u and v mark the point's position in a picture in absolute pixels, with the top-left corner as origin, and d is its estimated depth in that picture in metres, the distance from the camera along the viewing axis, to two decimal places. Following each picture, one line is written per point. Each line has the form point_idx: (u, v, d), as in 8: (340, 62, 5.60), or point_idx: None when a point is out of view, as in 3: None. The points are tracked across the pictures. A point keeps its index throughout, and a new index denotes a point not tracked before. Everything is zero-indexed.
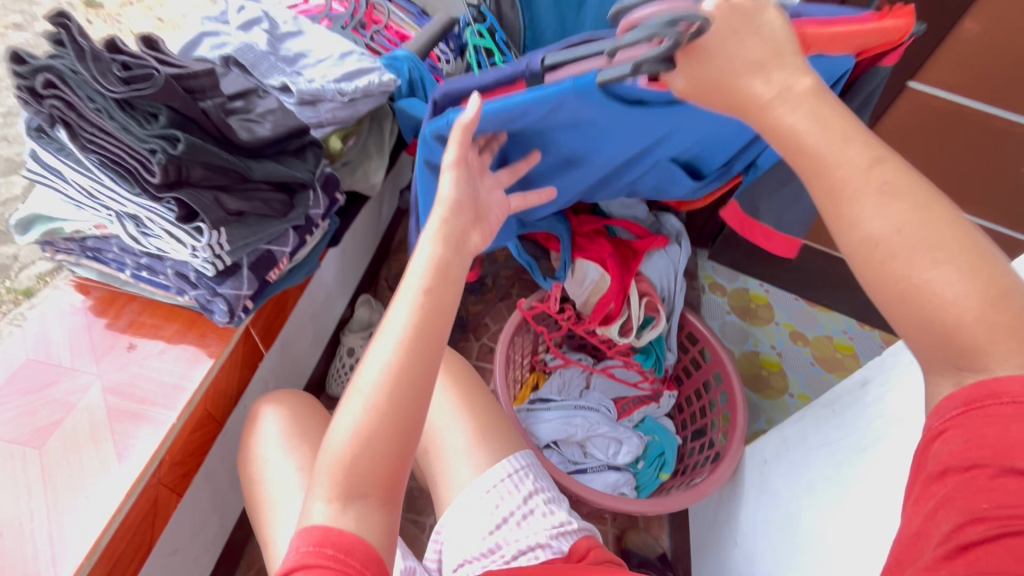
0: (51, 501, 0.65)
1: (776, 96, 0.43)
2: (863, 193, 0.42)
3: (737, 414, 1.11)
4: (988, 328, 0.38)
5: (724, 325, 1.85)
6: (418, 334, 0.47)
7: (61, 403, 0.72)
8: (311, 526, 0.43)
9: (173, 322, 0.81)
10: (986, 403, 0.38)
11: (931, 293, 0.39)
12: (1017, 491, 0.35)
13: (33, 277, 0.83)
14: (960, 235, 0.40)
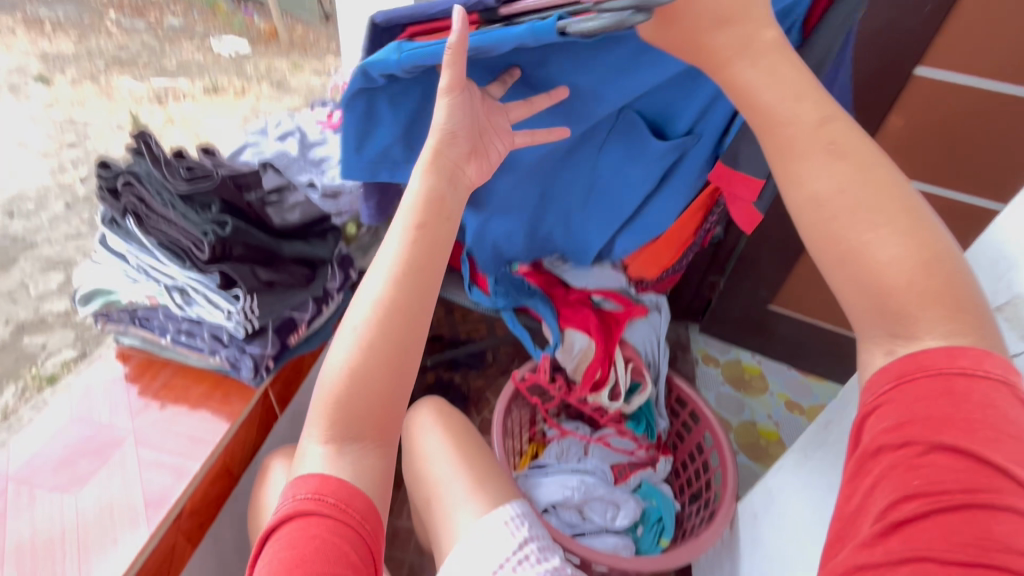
0: (83, 545, 0.72)
1: (735, 53, 0.53)
2: (810, 151, 0.51)
3: (727, 474, 1.15)
4: (917, 294, 0.47)
5: (720, 396, 1.89)
6: (409, 262, 0.53)
7: (98, 453, 0.80)
8: (308, 476, 0.49)
9: (200, 384, 0.90)
10: (915, 376, 0.47)
11: (871, 255, 0.49)
12: (946, 465, 0.43)
13: (58, 364, 1.00)
14: (896, 203, 0.49)
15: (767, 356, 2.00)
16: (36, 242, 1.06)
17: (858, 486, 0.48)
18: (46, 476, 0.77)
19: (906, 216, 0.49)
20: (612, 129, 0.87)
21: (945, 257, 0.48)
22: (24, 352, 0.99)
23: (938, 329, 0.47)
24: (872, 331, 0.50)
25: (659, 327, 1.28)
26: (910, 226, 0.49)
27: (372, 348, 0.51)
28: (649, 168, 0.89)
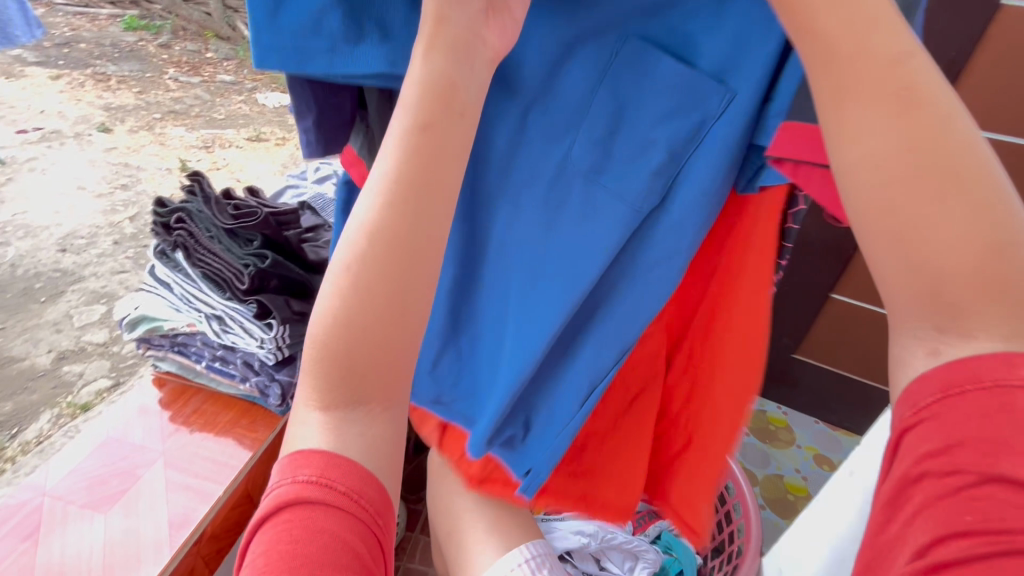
0: (109, 564, 0.73)
1: None
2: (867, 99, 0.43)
3: (751, 525, 1.11)
4: (974, 282, 0.40)
5: (744, 447, 1.83)
6: (415, 177, 0.42)
7: (129, 473, 0.83)
8: (310, 455, 0.38)
9: (229, 411, 0.94)
10: (964, 388, 0.40)
11: (925, 231, 0.41)
12: (1005, 499, 0.36)
13: (93, 393, 1.04)
14: (965, 175, 0.41)
15: (793, 408, 1.95)
16: (84, 275, 1.10)
17: (894, 514, 0.42)
18: (79, 493, 0.80)
19: (930, 167, 0.41)
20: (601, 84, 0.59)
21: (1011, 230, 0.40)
22: (62, 379, 1.01)
23: (993, 330, 0.40)
24: (914, 324, 0.43)
25: None
26: (952, 184, 0.41)
27: (355, 280, 0.40)
28: (649, 182, 0.60)
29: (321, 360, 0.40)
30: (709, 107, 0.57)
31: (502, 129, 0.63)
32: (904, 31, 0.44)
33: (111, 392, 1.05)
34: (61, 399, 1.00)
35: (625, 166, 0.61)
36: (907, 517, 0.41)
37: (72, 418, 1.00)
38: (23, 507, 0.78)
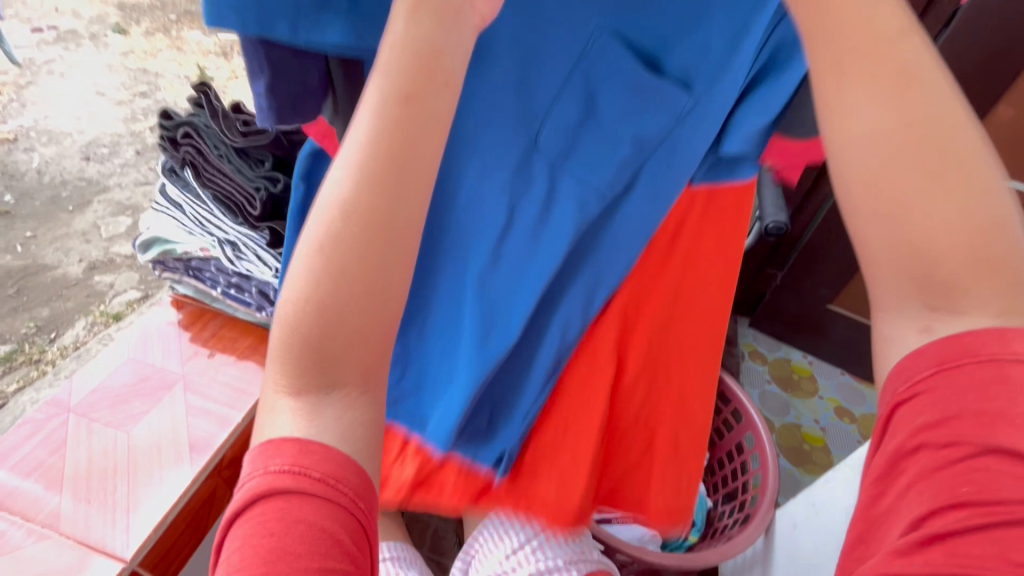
0: (132, 481, 0.74)
1: None
2: (851, 81, 0.38)
3: (767, 477, 1.09)
4: (969, 269, 0.36)
5: (765, 395, 1.81)
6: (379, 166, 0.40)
7: (149, 394, 0.83)
8: (283, 443, 0.40)
9: (246, 336, 0.93)
10: (963, 362, 0.35)
11: (919, 224, 0.36)
12: (1016, 476, 0.31)
13: (124, 303, 1.02)
14: (963, 160, 0.36)
15: (819, 358, 1.90)
16: (109, 185, 1.08)
17: (888, 487, 0.37)
18: (102, 412, 0.80)
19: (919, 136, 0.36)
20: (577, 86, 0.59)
21: (1004, 217, 0.36)
22: (94, 289, 0.99)
23: (985, 307, 0.36)
24: (904, 306, 0.38)
25: None
26: (943, 155, 0.36)
27: (326, 255, 0.39)
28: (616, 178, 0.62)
29: (293, 336, 0.40)
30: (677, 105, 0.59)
31: (482, 108, 0.60)
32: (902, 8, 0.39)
33: (141, 304, 1.02)
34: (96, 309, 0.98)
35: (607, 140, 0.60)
36: (904, 488, 0.36)
37: (105, 326, 0.98)
38: (47, 424, 0.77)
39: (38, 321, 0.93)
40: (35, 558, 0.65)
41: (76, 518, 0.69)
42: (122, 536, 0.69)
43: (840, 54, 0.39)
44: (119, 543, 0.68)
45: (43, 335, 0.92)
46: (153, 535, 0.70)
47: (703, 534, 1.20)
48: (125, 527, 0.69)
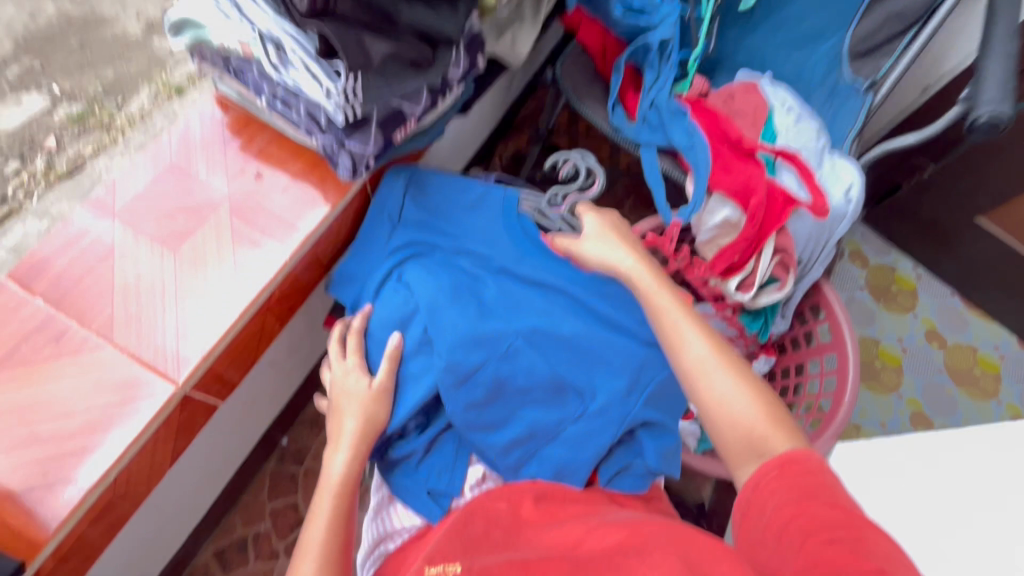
0: (177, 303, 0.71)
1: (697, 364, 0.62)
2: (707, 377, 0.61)
3: (837, 410, 1.00)
4: (754, 440, 0.56)
5: (851, 300, 1.62)
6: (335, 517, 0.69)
7: (196, 213, 0.76)
8: None
9: (298, 160, 0.81)
10: (793, 465, 0.52)
11: (742, 428, 0.57)
12: (829, 513, 0.48)
13: (184, 76, 1.06)
14: (764, 416, 0.57)
15: (931, 273, 1.66)
16: None
17: (766, 542, 0.50)
18: (149, 224, 0.74)
19: (731, 364, 0.61)
20: (497, 402, 0.76)
21: (763, 428, 0.56)
22: (153, 54, 1.07)
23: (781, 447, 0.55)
24: None
25: (835, 227, 1.01)
26: (735, 367, 0.61)
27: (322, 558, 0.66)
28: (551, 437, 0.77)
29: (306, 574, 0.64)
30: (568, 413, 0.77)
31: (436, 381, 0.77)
32: (723, 356, 0.62)
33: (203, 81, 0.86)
34: (157, 76, 1.05)
35: (523, 361, 0.77)
36: (779, 538, 0.48)
37: (168, 98, 1.04)
38: (96, 226, 0.73)
39: (103, 82, 1.03)
40: (92, 364, 0.66)
41: (130, 333, 0.68)
42: (174, 358, 0.68)
43: (713, 389, 0.60)
44: (172, 366, 0.67)
45: (110, 99, 1.02)
46: (203, 364, 0.69)
47: None
48: (177, 352, 0.68)
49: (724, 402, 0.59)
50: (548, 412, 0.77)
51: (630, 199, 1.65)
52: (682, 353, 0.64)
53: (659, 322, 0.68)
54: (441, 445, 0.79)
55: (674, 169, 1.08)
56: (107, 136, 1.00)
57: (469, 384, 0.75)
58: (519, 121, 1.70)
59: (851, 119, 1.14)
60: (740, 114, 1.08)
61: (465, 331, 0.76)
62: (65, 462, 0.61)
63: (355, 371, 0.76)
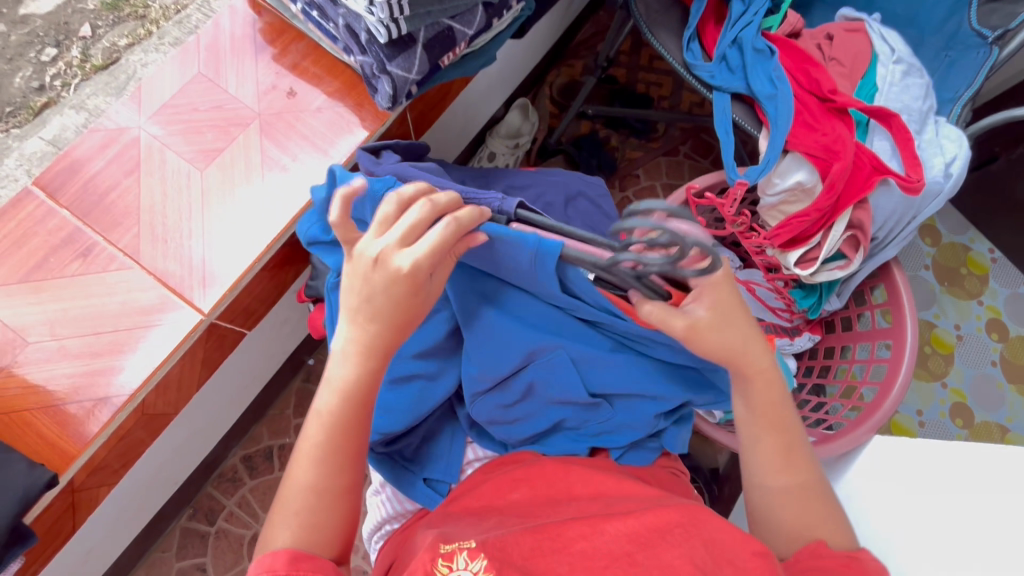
0: (204, 229, 0.67)
1: (786, 483, 0.64)
2: (788, 488, 0.63)
3: (883, 398, 0.93)
4: (819, 533, 0.62)
5: (914, 279, 1.50)
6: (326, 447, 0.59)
7: (224, 130, 0.70)
8: (275, 550, 0.54)
9: (334, 78, 0.73)
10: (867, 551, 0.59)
11: (813, 534, 0.61)
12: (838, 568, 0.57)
13: None
14: (833, 524, 0.62)
15: (1009, 258, 1.51)
16: None
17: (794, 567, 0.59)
18: (176, 138, 0.69)
19: (819, 498, 0.64)
20: (528, 403, 0.75)
21: (832, 530, 0.62)
22: None
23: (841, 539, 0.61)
24: None
25: (923, 206, 0.89)
26: (813, 486, 0.64)
27: (318, 487, 0.58)
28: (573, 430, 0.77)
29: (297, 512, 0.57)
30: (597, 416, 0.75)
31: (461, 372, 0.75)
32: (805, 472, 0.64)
33: None
34: None
35: (562, 373, 0.72)
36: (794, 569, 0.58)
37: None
38: (120, 136, 0.69)
39: None
40: (118, 284, 0.64)
41: (157, 254, 0.66)
42: (200, 286, 0.66)
43: (792, 499, 0.63)
44: (200, 293, 0.65)
45: None
46: (228, 297, 0.66)
47: None
48: (203, 278, 0.66)
49: (802, 513, 0.62)
50: (579, 413, 0.75)
51: (687, 144, 1.52)
52: (774, 476, 0.64)
53: (759, 439, 0.65)
54: (438, 433, 0.81)
55: (747, 120, 0.94)
56: (142, 29, 0.96)
57: (502, 390, 0.73)
58: (576, 45, 1.55)
59: (968, 76, 0.97)
60: (835, 61, 0.93)
61: (512, 347, 0.70)
62: (89, 382, 0.61)
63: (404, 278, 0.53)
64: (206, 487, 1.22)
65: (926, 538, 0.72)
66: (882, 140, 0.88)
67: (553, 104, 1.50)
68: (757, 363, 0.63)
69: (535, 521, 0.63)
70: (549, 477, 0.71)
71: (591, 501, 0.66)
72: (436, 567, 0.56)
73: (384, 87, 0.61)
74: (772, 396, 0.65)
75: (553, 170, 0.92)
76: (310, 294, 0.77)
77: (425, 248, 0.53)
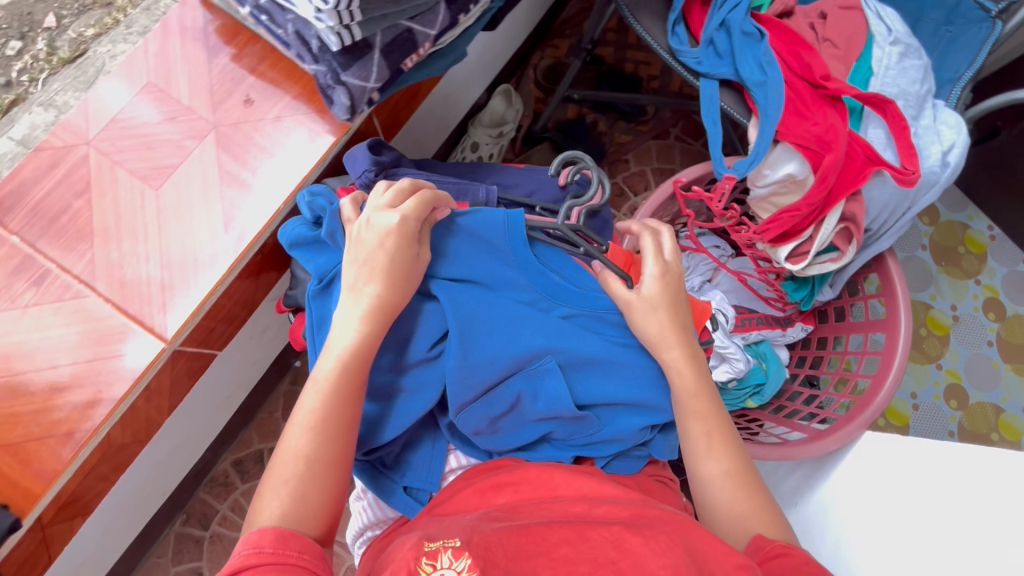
0: (162, 251, 0.64)
1: (716, 470, 0.64)
2: (718, 474, 0.64)
3: (876, 392, 0.92)
4: (754, 522, 0.61)
5: (910, 259, 1.47)
6: (322, 421, 0.57)
7: (177, 144, 0.67)
8: (258, 533, 0.51)
9: (293, 84, 0.69)
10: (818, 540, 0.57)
11: (746, 522, 0.61)
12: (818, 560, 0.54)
13: None
14: (766, 515, 0.61)
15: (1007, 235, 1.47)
16: None
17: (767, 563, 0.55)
18: (127, 154, 0.66)
19: (747, 483, 0.64)
20: (516, 411, 0.71)
21: (767, 518, 0.61)
22: None
23: (775, 529, 0.60)
24: None
25: (919, 196, 0.85)
26: (746, 475, 0.64)
27: (311, 458, 0.56)
28: (562, 440, 0.74)
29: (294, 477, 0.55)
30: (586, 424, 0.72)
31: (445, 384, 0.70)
32: (735, 459, 0.65)
33: None
34: None
35: (552, 380, 0.70)
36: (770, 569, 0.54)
37: None
38: (68, 154, 0.65)
39: None
40: (74, 315, 0.62)
41: (113, 280, 0.63)
42: (161, 311, 0.63)
43: (722, 485, 0.64)
44: (161, 320, 0.63)
45: None
46: (192, 322, 0.64)
47: (766, 402, 1.10)
48: (164, 305, 0.63)
49: (733, 500, 0.63)
50: (565, 426, 0.72)
51: (677, 127, 1.47)
52: (703, 462, 0.65)
53: (687, 423, 0.67)
54: (417, 440, 0.77)
55: (736, 109, 0.90)
56: (107, 17, 0.89)
57: (490, 398, 0.69)
58: (561, 24, 1.48)
59: (970, 52, 0.92)
60: (829, 43, 0.88)
61: (496, 348, 0.68)
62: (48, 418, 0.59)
63: (398, 230, 0.59)
64: (199, 492, 1.22)
65: (914, 542, 0.71)
66: (877, 128, 0.84)
67: (537, 88, 1.44)
68: (675, 347, 0.68)
69: (518, 521, 0.58)
70: (533, 480, 0.68)
71: (577, 501, 0.62)
72: (419, 567, 0.50)
73: (341, 99, 0.58)
74: (696, 381, 0.68)
75: (543, 169, 0.90)
76: (288, 303, 0.75)
77: (414, 201, 0.61)
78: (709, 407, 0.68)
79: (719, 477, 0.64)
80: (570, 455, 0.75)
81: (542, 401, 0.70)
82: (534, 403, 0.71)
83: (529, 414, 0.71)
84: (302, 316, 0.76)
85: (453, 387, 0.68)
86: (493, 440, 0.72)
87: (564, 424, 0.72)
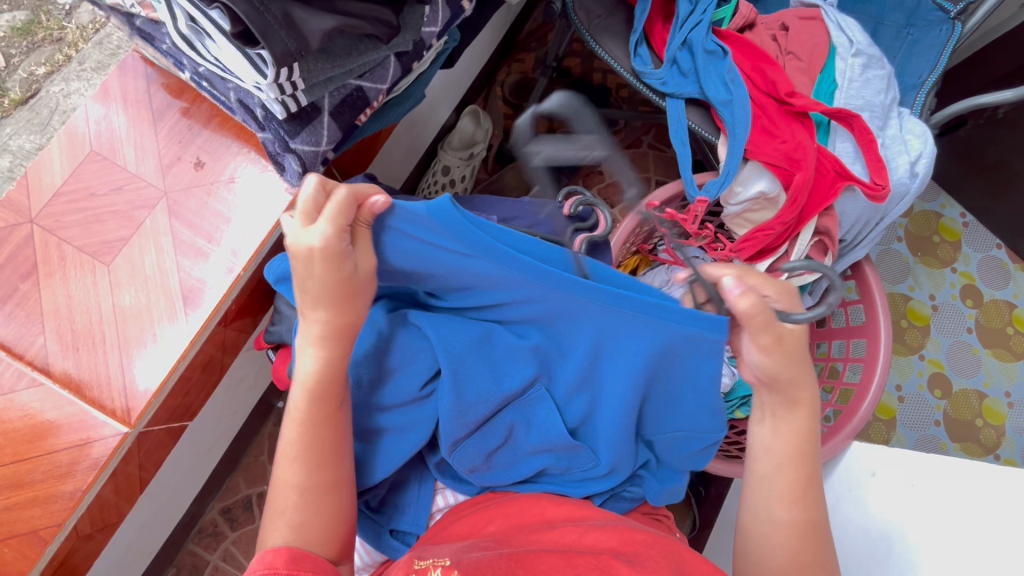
0: (120, 331, 0.62)
1: (787, 519, 0.56)
2: (790, 522, 0.56)
3: (859, 401, 0.92)
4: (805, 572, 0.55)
5: (887, 251, 1.47)
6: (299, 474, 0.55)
7: (126, 216, 0.64)
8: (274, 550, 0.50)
9: (244, 143, 0.67)
10: None
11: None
12: None
13: None
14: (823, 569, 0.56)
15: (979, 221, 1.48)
16: None
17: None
18: (73, 230, 0.63)
19: (821, 536, 0.56)
20: (512, 439, 0.66)
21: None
22: None
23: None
24: None
25: (890, 208, 0.86)
26: (817, 530, 0.56)
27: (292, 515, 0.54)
28: (565, 468, 0.68)
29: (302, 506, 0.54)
30: (584, 456, 0.67)
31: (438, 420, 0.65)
32: (816, 510, 0.56)
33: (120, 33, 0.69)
34: None
35: (547, 414, 0.65)
36: None
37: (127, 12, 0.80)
38: (11, 234, 0.62)
39: None
40: (27, 405, 0.59)
41: (69, 365, 0.60)
42: (122, 391, 0.61)
43: (788, 535, 0.56)
44: (122, 405, 0.61)
45: (56, 4, 0.79)
46: (155, 400, 0.62)
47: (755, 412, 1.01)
48: (124, 388, 0.61)
49: (795, 552, 0.55)
50: (561, 462, 0.68)
51: (649, 134, 1.46)
52: (783, 509, 0.56)
53: (779, 468, 0.56)
54: (406, 480, 0.71)
55: (704, 127, 0.88)
56: (61, 53, 0.79)
57: (483, 434, 0.64)
58: (526, 35, 1.46)
59: (932, 56, 0.92)
60: (792, 55, 0.87)
61: (486, 385, 0.62)
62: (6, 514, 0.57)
63: (320, 255, 0.47)
64: (187, 544, 1.18)
65: (908, 560, 0.70)
66: (845, 142, 0.84)
67: (506, 105, 1.42)
68: (801, 390, 0.53)
69: (508, 549, 0.52)
70: (524, 510, 0.63)
71: (569, 527, 0.56)
72: None
73: (293, 163, 0.59)
74: (807, 426, 0.55)
75: (541, 202, 0.88)
76: (270, 340, 0.73)
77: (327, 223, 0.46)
78: (810, 455, 0.56)
79: (794, 528, 0.56)
80: (582, 490, 0.70)
81: (538, 430, 0.66)
82: (531, 430, 0.66)
83: (524, 443, 0.67)
84: (284, 354, 0.74)
85: (447, 430, 0.63)
86: (495, 474, 0.68)
87: (562, 454, 0.67)
